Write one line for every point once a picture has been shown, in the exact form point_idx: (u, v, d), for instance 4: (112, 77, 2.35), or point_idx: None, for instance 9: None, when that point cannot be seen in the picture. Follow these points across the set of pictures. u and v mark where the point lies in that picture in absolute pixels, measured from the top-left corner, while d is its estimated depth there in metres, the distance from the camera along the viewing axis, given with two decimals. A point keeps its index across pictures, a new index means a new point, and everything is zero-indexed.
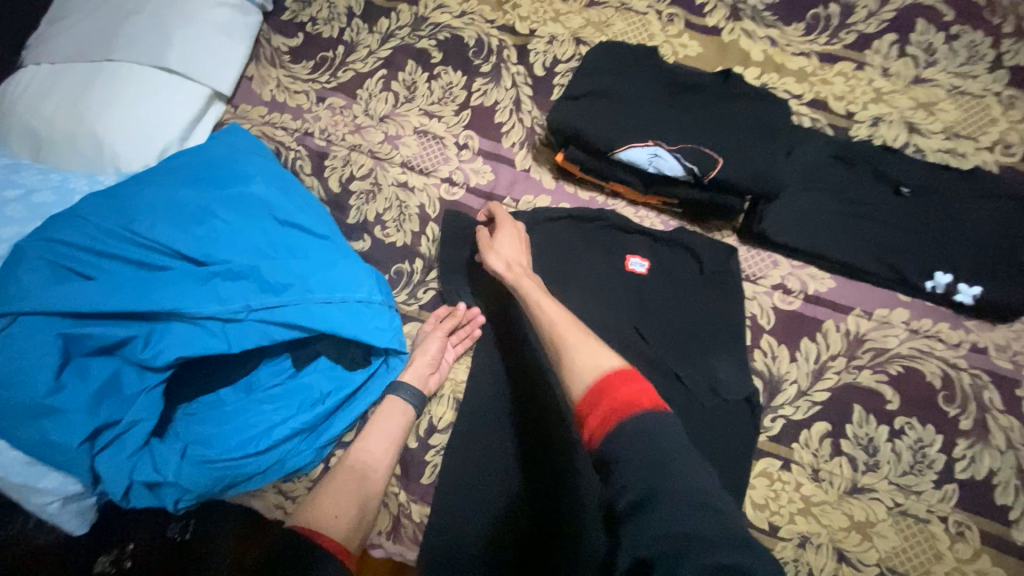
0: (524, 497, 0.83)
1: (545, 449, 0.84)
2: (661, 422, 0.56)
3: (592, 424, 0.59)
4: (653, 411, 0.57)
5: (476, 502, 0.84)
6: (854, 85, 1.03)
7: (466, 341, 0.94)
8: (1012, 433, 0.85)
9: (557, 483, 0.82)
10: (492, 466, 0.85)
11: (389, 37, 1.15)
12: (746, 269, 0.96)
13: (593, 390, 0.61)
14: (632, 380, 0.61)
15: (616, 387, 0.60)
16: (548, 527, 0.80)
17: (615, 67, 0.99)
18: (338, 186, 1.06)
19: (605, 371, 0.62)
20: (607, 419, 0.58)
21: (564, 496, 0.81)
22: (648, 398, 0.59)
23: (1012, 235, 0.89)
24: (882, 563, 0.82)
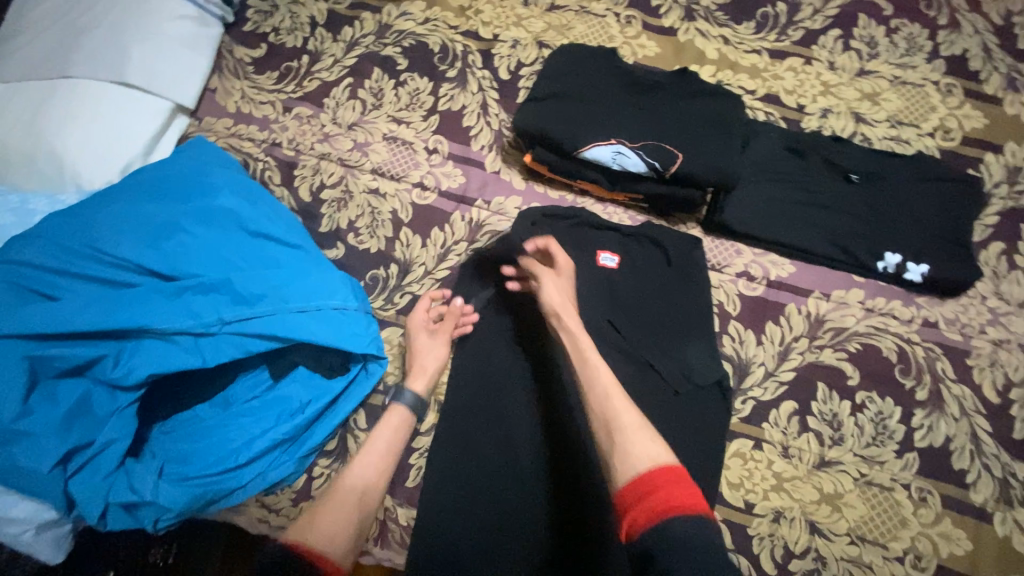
0: (513, 495, 0.84)
1: (530, 445, 0.87)
2: (703, 523, 0.61)
3: (638, 515, 0.63)
4: (701, 516, 0.61)
5: (464, 504, 0.84)
6: (803, 79, 1.08)
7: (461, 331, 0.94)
8: (964, 401, 0.91)
9: (544, 479, 0.85)
10: (481, 466, 0.86)
11: (353, 45, 1.16)
12: (711, 259, 1.00)
13: (643, 480, 0.65)
14: (680, 481, 0.65)
15: (665, 483, 0.64)
16: (538, 521, 0.83)
17: (577, 68, 1.01)
18: (308, 196, 1.06)
19: (656, 463, 0.66)
20: (653, 513, 0.62)
21: (551, 490, 0.84)
22: (694, 500, 0.63)
23: (950, 216, 0.95)
24: (853, 531, 0.86)
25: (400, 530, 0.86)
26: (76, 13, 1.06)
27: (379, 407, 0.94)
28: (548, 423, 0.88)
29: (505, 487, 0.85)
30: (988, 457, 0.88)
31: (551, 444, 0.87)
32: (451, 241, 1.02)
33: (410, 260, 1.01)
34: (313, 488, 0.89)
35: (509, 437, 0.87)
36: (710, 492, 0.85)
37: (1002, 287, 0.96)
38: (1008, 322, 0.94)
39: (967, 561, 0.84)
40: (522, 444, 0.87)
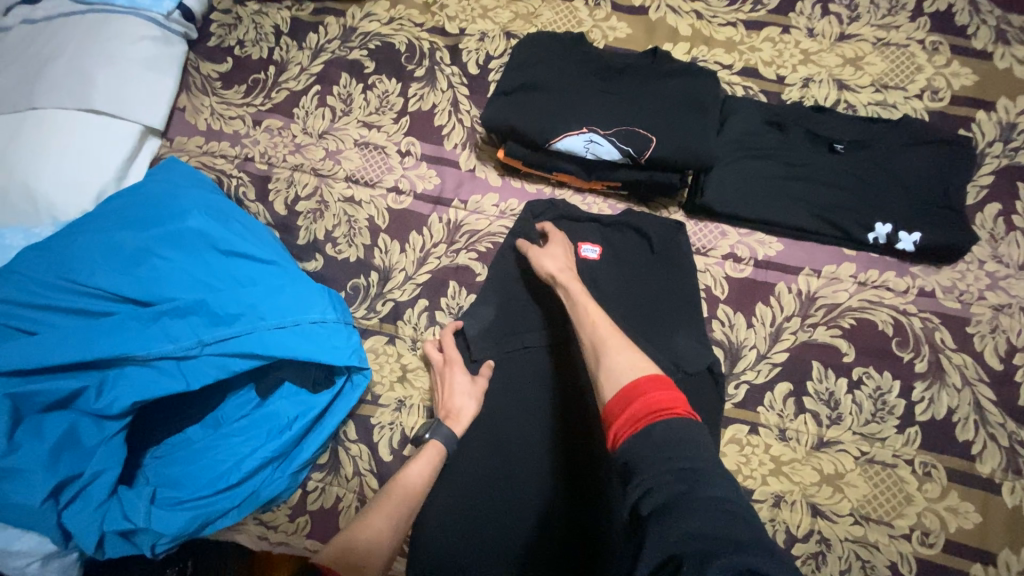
0: (506, 506, 0.83)
1: (522, 452, 0.85)
2: (692, 430, 0.57)
3: (624, 421, 0.61)
4: (686, 419, 0.58)
5: (461, 513, 0.82)
6: (782, 48, 1.04)
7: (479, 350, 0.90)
8: (967, 370, 0.88)
9: (535, 488, 0.83)
10: (477, 476, 0.84)
11: (319, 51, 1.14)
12: (695, 242, 0.97)
13: (625, 392, 0.63)
14: (668, 387, 0.62)
15: (650, 389, 0.62)
16: (531, 532, 0.81)
17: (543, 57, 0.99)
18: (284, 209, 1.04)
19: (642, 374, 0.64)
20: (638, 421, 0.59)
21: (544, 498, 0.82)
22: (682, 406, 0.60)
23: (942, 181, 0.91)
24: (856, 511, 0.84)
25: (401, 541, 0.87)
26: (38, 44, 1.05)
27: (368, 417, 0.94)
28: (538, 430, 0.86)
29: (500, 495, 0.83)
30: (993, 426, 0.86)
31: (543, 453, 0.85)
32: (430, 245, 1.01)
33: (390, 266, 1.00)
34: (309, 503, 0.90)
35: (503, 443, 0.86)
36: None
37: (1001, 250, 0.92)
38: (1008, 286, 0.91)
39: (975, 534, 0.82)
40: (513, 452, 0.85)
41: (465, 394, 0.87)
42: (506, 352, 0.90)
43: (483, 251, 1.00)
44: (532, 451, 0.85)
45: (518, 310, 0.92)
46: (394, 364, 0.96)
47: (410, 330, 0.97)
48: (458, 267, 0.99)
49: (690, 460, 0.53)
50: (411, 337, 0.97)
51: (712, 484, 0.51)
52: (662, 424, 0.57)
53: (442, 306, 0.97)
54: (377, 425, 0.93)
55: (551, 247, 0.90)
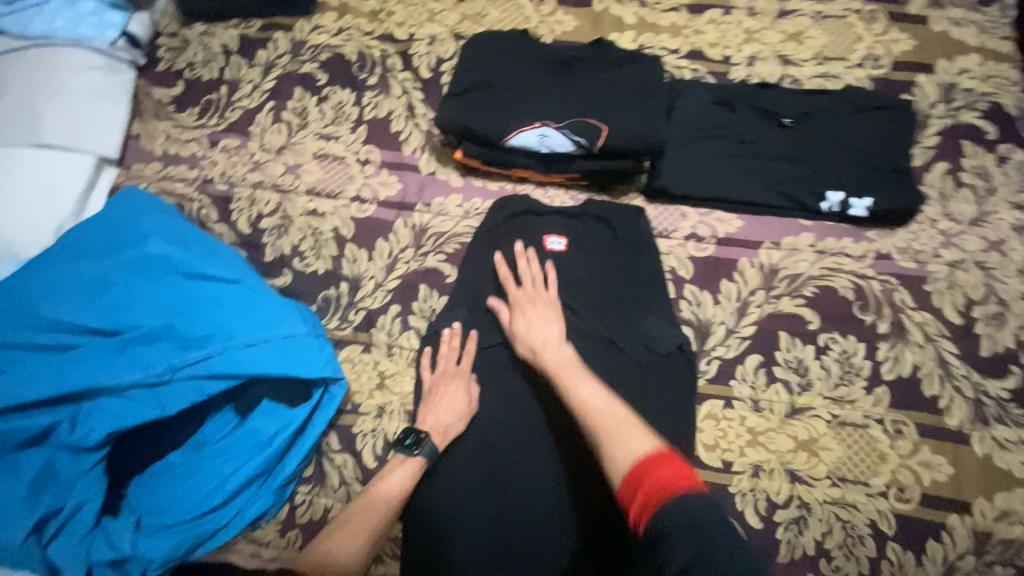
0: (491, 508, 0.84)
1: (508, 449, 0.87)
2: (703, 504, 0.61)
3: (637, 505, 0.65)
4: (692, 492, 0.63)
5: (452, 511, 0.84)
6: (725, 29, 1.06)
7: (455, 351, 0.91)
8: (927, 327, 0.90)
9: (524, 478, 0.85)
10: (461, 479, 0.86)
11: (270, 67, 1.14)
12: (657, 226, 0.99)
13: (633, 472, 0.67)
14: (669, 462, 0.67)
15: (652, 469, 0.66)
16: (512, 539, 0.83)
17: (491, 56, 0.99)
18: (248, 227, 1.04)
19: (646, 449, 0.69)
20: (652, 502, 0.63)
21: (534, 487, 0.85)
22: (685, 478, 0.65)
23: (889, 146, 0.94)
24: (832, 474, 0.87)
25: (391, 544, 0.86)
26: None
27: (350, 427, 0.94)
28: (528, 439, 0.87)
29: (489, 490, 0.85)
30: (957, 379, 0.88)
31: (531, 463, 0.86)
32: (397, 250, 1.01)
33: (359, 275, 1.00)
34: (298, 517, 0.90)
35: (489, 447, 0.87)
36: (685, 456, 0.86)
37: (951, 207, 0.95)
38: (960, 242, 0.93)
39: (949, 486, 0.85)
40: (501, 456, 0.86)
41: (451, 412, 0.87)
42: (483, 350, 0.92)
43: (450, 252, 1.00)
44: (521, 456, 0.86)
45: (490, 309, 0.94)
46: (371, 372, 0.96)
47: (384, 336, 0.97)
48: (427, 270, 0.99)
49: (703, 530, 0.58)
50: (386, 343, 0.97)
51: (723, 549, 0.57)
52: (676, 505, 0.61)
53: (414, 311, 0.98)
54: (360, 433, 0.93)
55: (528, 305, 0.90)
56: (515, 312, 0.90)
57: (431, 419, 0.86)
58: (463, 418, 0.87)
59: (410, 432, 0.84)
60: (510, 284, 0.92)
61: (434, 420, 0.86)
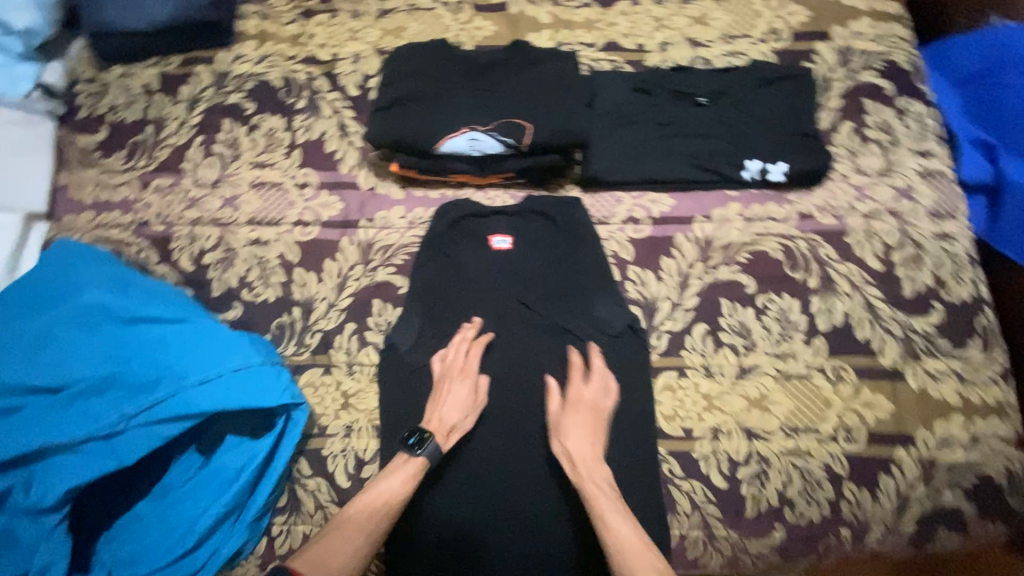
0: (482, 521, 0.86)
1: (501, 458, 0.88)
2: None
3: None
4: None
5: (447, 521, 0.86)
6: (635, 19, 1.11)
7: (461, 345, 0.92)
8: (853, 276, 0.97)
9: (518, 484, 0.87)
10: (453, 491, 0.87)
11: (196, 102, 1.13)
12: (595, 214, 1.02)
13: None
14: None
15: None
16: (504, 552, 0.85)
17: (414, 68, 1.02)
18: (191, 264, 1.03)
19: None
20: None
21: (528, 490, 0.87)
22: None
23: (794, 113, 1.00)
24: (785, 426, 0.91)
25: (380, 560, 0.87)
26: None
27: (319, 449, 0.93)
28: (524, 455, 0.88)
29: (485, 499, 0.87)
30: (886, 321, 0.95)
31: (526, 480, 0.87)
32: (346, 268, 1.01)
33: (310, 298, 1.00)
34: (277, 548, 0.89)
35: (483, 462, 0.88)
36: (646, 428, 0.90)
37: (861, 162, 1.02)
38: (873, 194, 1.00)
39: (892, 422, 0.91)
40: (499, 469, 0.88)
41: (457, 410, 0.87)
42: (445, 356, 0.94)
43: (399, 264, 1.01)
44: (516, 465, 0.88)
45: (444, 314, 0.96)
46: (335, 393, 0.96)
47: (344, 356, 0.97)
48: (378, 285, 1.00)
49: None
50: (346, 362, 0.97)
51: None
52: None
53: (370, 327, 0.98)
54: (330, 455, 0.93)
55: (574, 414, 0.85)
56: (566, 410, 0.86)
57: (436, 418, 0.86)
58: (469, 417, 0.87)
59: (415, 430, 0.84)
60: (574, 378, 0.88)
61: (438, 420, 0.86)
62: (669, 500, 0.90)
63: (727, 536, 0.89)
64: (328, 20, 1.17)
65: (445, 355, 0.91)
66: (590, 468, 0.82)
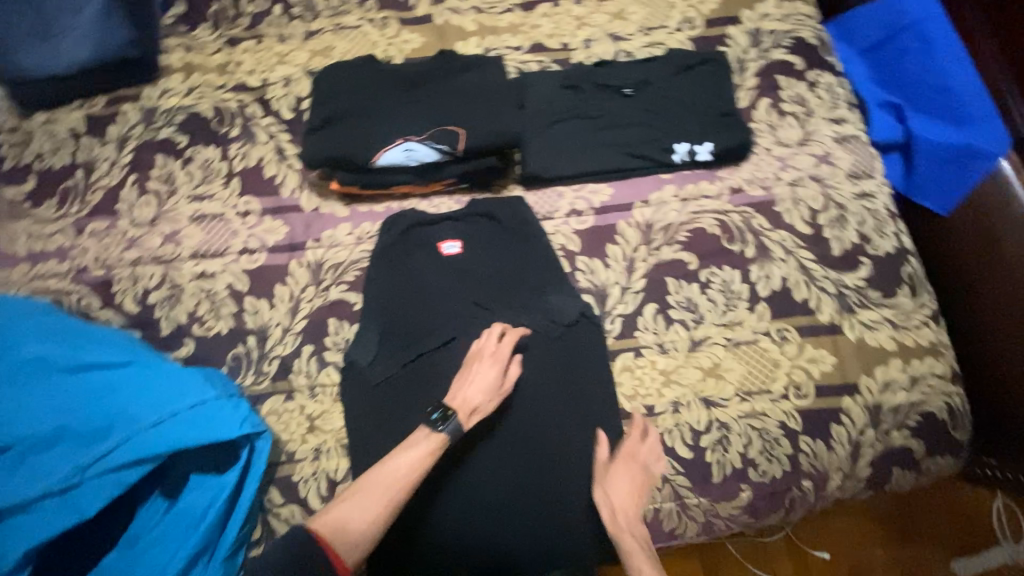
0: (488, 527, 0.88)
1: (500, 463, 0.90)
2: None
3: None
4: None
5: (451, 527, 0.88)
6: (557, 20, 1.15)
7: (494, 331, 0.92)
8: (786, 242, 1.02)
9: (516, 484, 0.89)
10: (464, 497, 0.89)
11: (125, 141, 1.11)
12: (539, 210, 1.05)
13: None
14: None
15: None
16: (513, 547, 0.88)
17: (344, 86, 1.04)
18: (136, 305, 1.00)
19: None
20: None
21: (525, 486, 0.89)
22: None
23: (713, 95, 1.06)
24: (739, 391, 0.96)
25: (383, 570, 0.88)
26: None
27: (288, 476, 0.92)
28: (539, 466, 0.90)
29: (490, 502, 0.89)
30: (820, 281, 1.01)
31: (538, 489, 0.89)
32: (298, 291, 1.01)
33: (264, 325, 0.99)
34: None
35: (491, 467, 0.90)
36: (609, 411, 0.93)
37: (781, 135, 1.08)
38: (795, 163, 1.06)
39: (837, 374, 0.97)
40: (501, 475, 0.90)
41: (482, 392, 0.86)
42: (407, 367, 0.94)
43: (351, 280, 1.01)
44: (516, 468, 0.90)
45: (401, 325, 0.97)
46: (299, 417, 0.95)
47: (304, 379, 0.96)
48: (332, 304, 1.00)
49: None
50: (307, 385, 0.96)
51: None
52: None
53: (328, 346, 0.98)
54: (300, 480, 0.92)
55: (620, 470, 0.87)
56: (617, 467, 0.88)
57: (460, 397, 0.86)
58: (492, 400, 0.87)
59: (438, 407, 0.84)
60: (630, 438, 0.90)
61: (462, 398, 0.86)
62: None
63: (698, 504, 0.92)
64: (254, 46, 1.17)
65: (481, 336, 0.92)
66: (631, 522, 0.84)
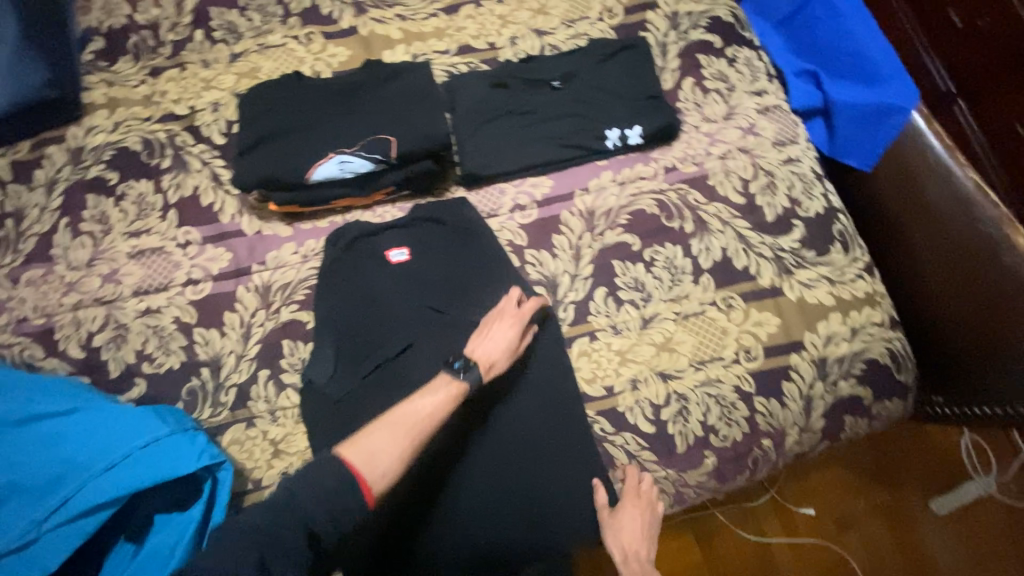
0: (477, 530, 0.90)
1: (477, 463, 0.92)
2: None
3: None
4: None
5: (436, 530, 0.90)
6: (482, 20, 1.17)
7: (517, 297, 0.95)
8: (722, 214, 1.06)
9: (494, 481, 0.91)
10: (448, 502, 0.91)
11: (54, 184, 1.08)
12: (483, 210, 1.06)
13: None
14: None
15: None
16: (500, 543, 0.90)
17: (272, 105, 1.03)
18: (81, 350, 0.98)
19: None
20: None
21: (502, 482, 0.91)
22: None
23: (638, 79, 1.09)
24: (693, 361, 0.99)
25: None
26: None
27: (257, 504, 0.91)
28: (520, 465, 0.92)
29: (474, 502, 0.91)
30: (758, 247, 1.05)
31: (518, 484, 0.91)
32: (248, 317, 1.00)
33: (217, 354, 0.98)
34: None
35: (471, 469, 0.92)
36: (570, 397, 0.95)
37: (707, 111, 1.12)
38: (723, 137, 1.10)
39: (782, 334, 1.01)
40: (481, 474, 0.92)
41: (500, 348, 0.89)
42: (367, 378, 0.94)
43: (302, 299, 1.01)
44: (494, 466, 0.92)
45: (356, 338, 0.97)
46: (263, 443, 0.94)
47: (264, 404, 0.96)
48: (285, 325, 0.99)
49: None
50: (268, 410, 0.95)
51: None
52: None
53: (285, 368, 0.97)
54: None
55: (626, 513, 0.90)
56: (624, 510, 0.90)
57: (480, 349, 0.89)
58: (507, 357, 0.90)
59: (460, 356, 0.88)
60: (632, 480, 0.93)
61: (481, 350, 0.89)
62: (607, 457, 0.96)
63: (666, 476, 0.95)
64: (178, 73, 1.15)
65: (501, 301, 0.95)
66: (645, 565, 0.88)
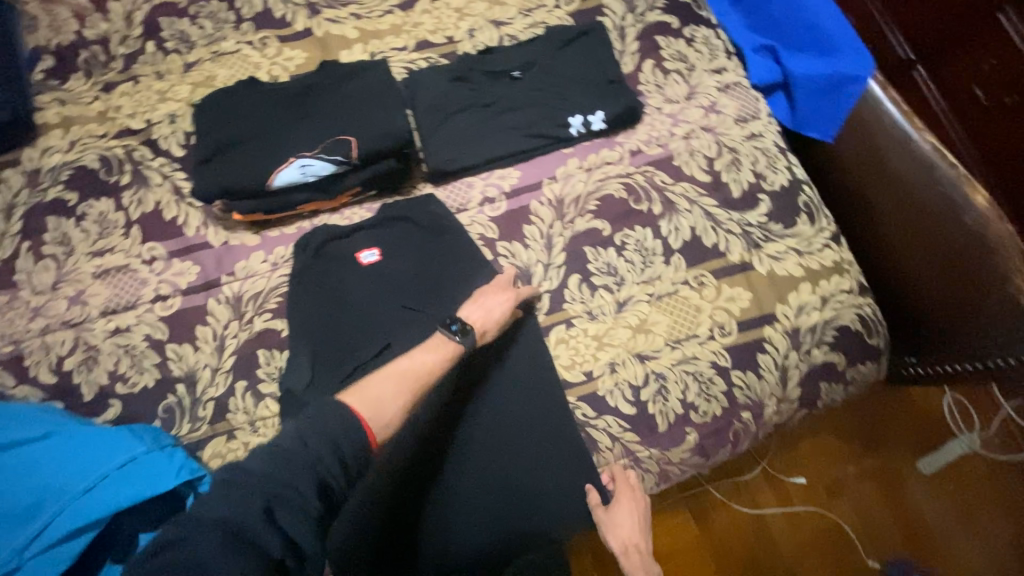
0: (469, 526, 0.90)
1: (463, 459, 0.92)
2: None
3: None
4: None
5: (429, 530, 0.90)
6: (438, 14, 1.16)
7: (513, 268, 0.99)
8: (688, 194, 1.07)
9: (481, 476, 0.92)
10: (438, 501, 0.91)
11: (11, 208, 1.06)
12: (452, 205, 1.06)
13: None
14: None
15: None
16: (494, 537, 0.90)
17: (230, 113, 1.02)
18: (52, 376, 0.96)
19: None
20: None
21: (489, 476, 0.92)
22: None
23: (597, 64, 1.09)
24: (668, 340, 1.00)
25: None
26: None
27: None
28: (506, 458, 0.92)
29: (464, 499, 0.91)
30: (725, 224, 1.06)
31: (506, 478, 0.92)
32: (221, 329, 0.99)
33: (192, 369, 0.97)
34: None
35: (459, 467, 0.92)
36: (550, 386, 0.96)
37: (668, 92, 1.13)
38: (685, 117, 1.11)
39: (754, 308, 1.02)
40: (469, 471, 0.92)
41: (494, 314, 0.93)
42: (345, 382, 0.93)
43: (274, 307, 1.00)
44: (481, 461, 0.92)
45: (332, 343, 0.96)
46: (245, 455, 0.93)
47: (243, 416, 0.95)
48: (259, 334, 0.99)
49: None
50: (247, 421, 0.95)
51: None
52: None
53: (262, 378, 0.97)
54: None
55: (622, 510, 0.93)
56: (620, 509, 0.93)
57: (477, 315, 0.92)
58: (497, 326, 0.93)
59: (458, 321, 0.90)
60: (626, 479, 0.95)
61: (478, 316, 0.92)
62: (591, 442, 0.96)
63: (650, 456, 0.96)
64: (132, 87, 1.13)
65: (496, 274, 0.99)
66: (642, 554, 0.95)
